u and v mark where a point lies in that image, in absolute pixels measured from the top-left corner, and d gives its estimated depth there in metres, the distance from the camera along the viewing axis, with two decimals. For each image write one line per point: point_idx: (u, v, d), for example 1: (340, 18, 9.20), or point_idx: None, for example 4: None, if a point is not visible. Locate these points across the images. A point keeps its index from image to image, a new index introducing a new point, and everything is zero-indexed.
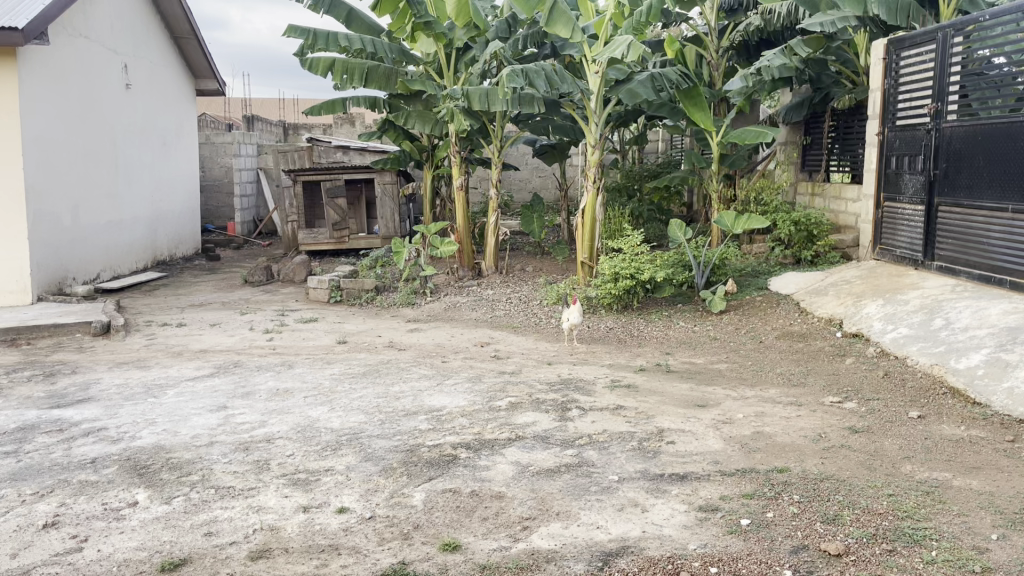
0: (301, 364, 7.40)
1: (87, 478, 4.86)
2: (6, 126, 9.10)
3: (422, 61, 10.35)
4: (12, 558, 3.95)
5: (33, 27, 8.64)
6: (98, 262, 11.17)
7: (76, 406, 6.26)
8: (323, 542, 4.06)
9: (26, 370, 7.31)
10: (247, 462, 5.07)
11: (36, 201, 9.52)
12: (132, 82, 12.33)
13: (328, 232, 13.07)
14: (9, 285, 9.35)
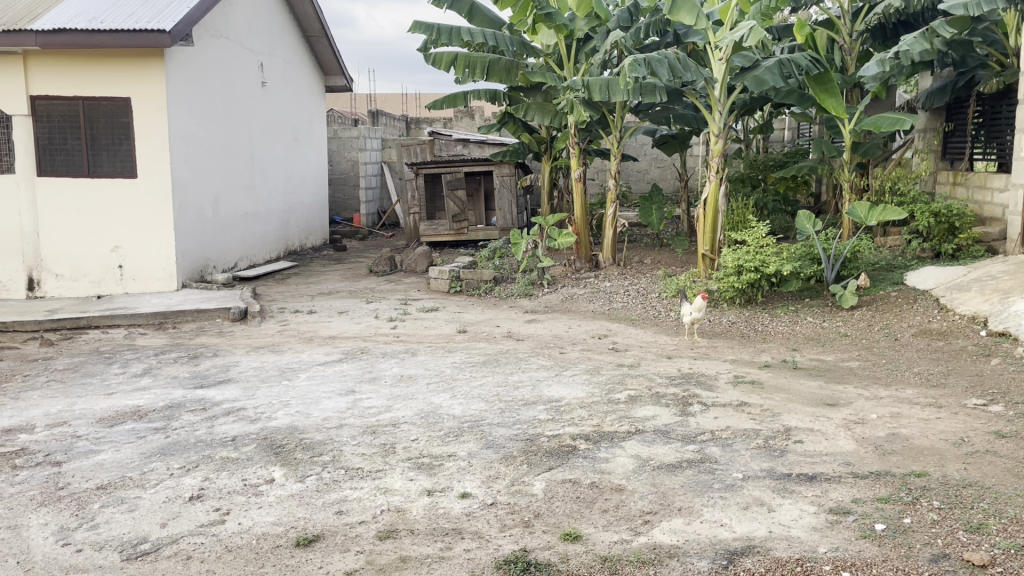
0: (424, 352, 7.60)
1: (228, 454, 5.16)
2: (155, 124, 9.73)
3: (542, 53, 10.35)
4: (162, 527, 4.24)
5: (178, 29, 9.21)
6: (236, 251, 11.81)
7: (217, 387, 6.66)
8: (447, 526, 4.16)
9: (173, 352, 7.81)
10: (375, 445, 5.25)
11: (182, 195, 10.15)
12: (268, 80, 12.92)
13: (447, 223, 13.26)
14: (157, 272, 10.04)
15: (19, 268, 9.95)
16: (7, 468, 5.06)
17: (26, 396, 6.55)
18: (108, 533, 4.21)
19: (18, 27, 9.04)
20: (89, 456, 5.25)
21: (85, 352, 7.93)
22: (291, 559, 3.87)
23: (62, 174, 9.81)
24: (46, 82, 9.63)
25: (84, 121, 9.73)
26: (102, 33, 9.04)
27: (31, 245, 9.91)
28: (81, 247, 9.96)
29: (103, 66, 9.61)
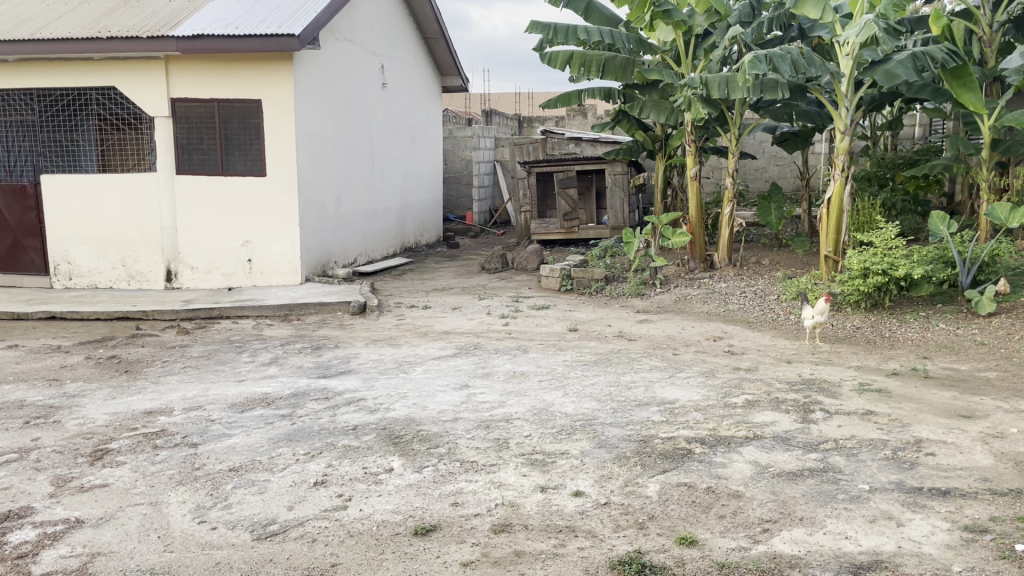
0: (535, 349, 7.64)
1: (349, 443, 5.36)
2: (284, 124, 10.18)
3: (659, 49, 10.21)
4: (290, 509, 4.45)
5: (306, 33, 9.60)
6: (355, 247, 12.21)
7: (339, 377, 6.93)
8: (560, 523, 4.18)
9: (297, 343, 8.16)
10: (488, 439, 5.34)
11: (307, 192, 10.59)
12: (388, 81, 13.30)
13: (559, 222, 13.27)
14: (283, 265, 10.52)
15: (158, 261, 10.62)
16: (149, 448, 5.42)
17: (165, 381, 7.00)
18: (240, 513, 4.44)
19: (160, 33, 9.62)
20: (223, 439, 5.56)
21: (217, 340, 8.39)
22: (409, 547, 3.98)
23: (198, 172, 10.38)
24: (184, 85, 10.19)
25: (219, 121, 10.26)
26: (236, 38, 9.51)
27: (169, 239, 10.55)
28: (214, 241, 10.53)
29: (237, 69, 10.11)
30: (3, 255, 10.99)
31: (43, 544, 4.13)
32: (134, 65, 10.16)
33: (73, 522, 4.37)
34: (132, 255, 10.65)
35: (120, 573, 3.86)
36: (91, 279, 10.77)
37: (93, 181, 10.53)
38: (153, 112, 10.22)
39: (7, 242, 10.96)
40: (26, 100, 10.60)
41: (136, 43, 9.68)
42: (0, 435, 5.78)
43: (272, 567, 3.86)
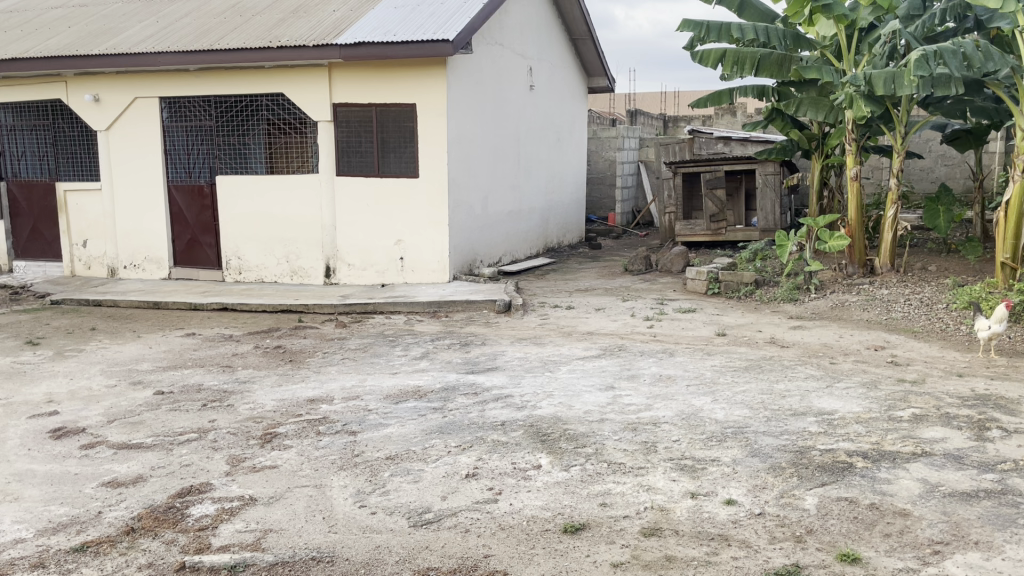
0: (682, 353, 7.52)
1: (499, 438, 5.47)
2: (436, 127, 10.51)
3: (818, 45, 9.80)
4: (443, 499, 4.60)
5: (460, 38, 9.89)
6: (500, 247, 12.44)
7: (487, 373, 7.09)
8: (712, 530, 4.11)
9: (447, 339, 8.41)
10: (636, 442, 5.30)
11: (456, 192, 10.89)
12: (535, 83, 13.47)
13: (705, 223, 12.97)
14: (432, 264, 10.88)
15: (318, 257, 11.23)
16: (313, 434, 5.75)
17: (326, 371, 7.41)
18: (397, 499, 4.63)
19: (325, 41, 10.17)
20: (379, 428, 5.81)
21: (372, 334, 8.78)
22: (560, 544, 4.03)
23: (356, 174, 10.89)
24: (345, 90, 10.70)
25: (376, 125, 10.72)
26: (394, 44, 9.92)
27: (329, 236, 11.13)
28: (369, 240, 11.02)
29: (394, 75, 10.53)
30: (182, 250, 11.92)
31: (221, 518, 4.47)
32: (301, 72, 10.78)
33: (248, 500, 4.70)
34: (295, 252, 11.32)
35: (290, 549, 4.11)
36: (258, 274, 11.54)
37: (261, 182, 11.26)
38: (317, 116, 10.81)
39: (185, 238, 11.87)
40: (204, 106, 11.46)
41: (302, 52, 10.27)
42: (182, 415, 6.29)
43: (428, 554, 4.00)
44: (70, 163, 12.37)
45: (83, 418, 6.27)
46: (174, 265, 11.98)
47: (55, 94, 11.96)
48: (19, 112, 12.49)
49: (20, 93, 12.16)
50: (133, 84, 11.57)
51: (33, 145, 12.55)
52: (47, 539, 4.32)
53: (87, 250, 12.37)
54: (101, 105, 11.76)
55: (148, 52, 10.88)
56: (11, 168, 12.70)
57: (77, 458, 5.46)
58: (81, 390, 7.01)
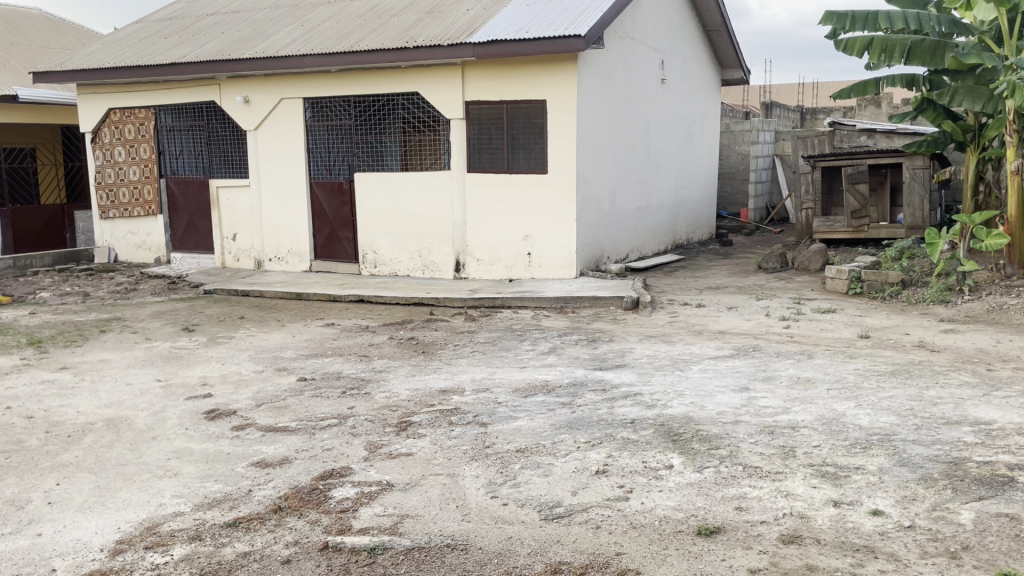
0: (822, 355, 7.21)
1: (629, 436, 5.43)
2: (566, 123, 10.51)
3: (976, 30, 9.17)
4: (573, 495, 4.61)
5: (591, 34, 9.88)
6: (628, 244, 12.31)
7: (615, 370, 7.05)
8: (857, 541, 3.92)
9: (574, 335, 8.41)
10: (773, 445, 5.13)
11: (585, 188, 10.87)
12: (667, 77, 13.24)
13: (846, 220, 12.39)
14: (559, 260, 10.90)
15: (449, 252, 11.48)
16: (445, 424, 5.89)
17: (456, 363, 7.57)
18: (527, 492, 4.68)
19: (460, 40, 10.38)
20: (509, 421, 5.88)
21: (500, 328, 8.90)
22: (693, 546, 3.95)
23: (487, 170, 11.05)
24: (477, 88, 10.87)
25: (507, 122, 10.84)
26: (526, 41, 10.01)
27: (459, 231, 11.35)
28: (498, 235, 11.16)
29: (525, 72, 10.61)
30: (322, 244, 12.47)
31: (361, 502, 4.65)
32: (435, 71, 11.04)
33: (385, 485, 4.87)
34: (427, 247, 11.63)
35: (426, 535, 4.23)
36: (392, 268, 11.93)
37: (396, 179, 11.62)
38: (450, 114, 11.04)
39: (325, 233, 12.41)
40: (344, 106, 11.93)
41: (437, 51, 10.53)
42: (323, 401, 6.59)
43: (559, 548, 4.02)
44: (222, 160, 13.13)
45: (234, 401, 6.68)
46: (314, 258, 12.55)
47: (210, 97, 12.76)
48: (177, 114, 13.37)
49: (179, 96, 13.04)
50: (279, 86, 12.19)
51: (189, 144, 13.41)
52: (204, 513, 4.62)
53: (237, 243, 13.15)
54: (251, 106, 12.46)
55: (294, 55, 11.44)
56: (169, 166, 13.58)
57: (229, 439, 5.81)
58: (231, 375, 7.47)
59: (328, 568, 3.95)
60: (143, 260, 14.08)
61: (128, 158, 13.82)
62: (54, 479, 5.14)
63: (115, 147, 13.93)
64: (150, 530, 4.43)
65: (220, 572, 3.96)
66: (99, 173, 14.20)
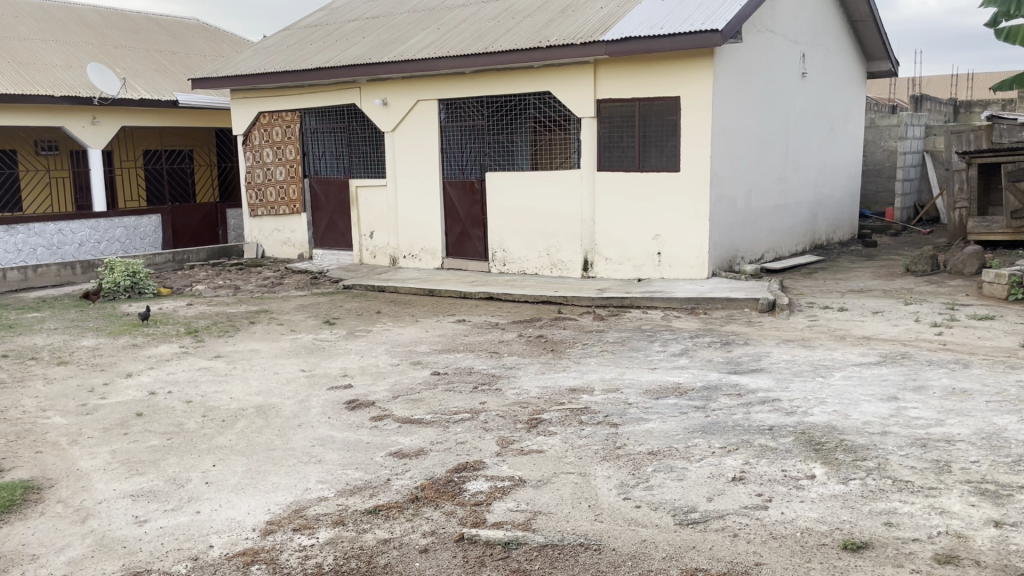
0: (979, 364, 6.73)
1: (767, 442, 5.26)
2: (699, 120, 10.30)
3: None
4: (709, 501, 4.51)
5: (729, 28, 9.63)
6: (764, 243, 11.92)
7: (751, 374, 6.84)
8: (1022, 565, 3.65)
9: (707, 337, 8.22)
10: (925, 459, 4.84)
11: (719, 186, 10.60)
12: (808, 71, 12.74)
13: (1005, 220, 11.52)
14: (691, 259, 10.68)
15: (578, 251, 11.48)
16: (576, 422, 5.89)
17: (586, 362, 7.56)
18: (661, 495, 4.61)
19: (593, 39, 10.38)
20: (641, 423, 5.82)
21: (630, 328, 8.81)
22: (839, 561, 3.79)
23: (617, 169, 10.97)
24: (610, 87, 10.83)
25: (639, 120, 10.73)
26: (660, 38, 9.90)
27: (588, 230, 11.34)
28: (628, 234, 11.06)
29: (659, 68, 10.46)
30: (454, 241, 12.74)
31: (494, 496, 4.72)
32: (567, 70, 11.07)
33: (518, 480, 4.92)
34: (556, 246, 11.67)
35: (559, 533, 4.25)
36: (521, 266, 12.06)
37: (527, 178, 11.73)
38: (581, 113, 11.04)
39: (457, 231, 12.68)
40: (478, 106, 12.15)
41: (570, 50, 10.56)
42: (456, 396, 6.74)
43: (695, 554, 3.94)
44: (361, 161, 13.67)
45: (372, 392, 6.94)
46: (446, 256, 12.84)
47: (350, 100, 13.29)
48: (321, 117, 14.01)
49: (322, 99, 13.66)
50: (415, 88, 12.55)
51: (332, 146, 14.03)
52: (346, 499, 4.82)
53: (373, 240, 13.64)
54: (389, 108, 12.89)
55: (431, 58, 11.75)
56: (312, 167, 14.26)
57: (368, 428, 6.04)
58: (369, 366, 7.76)
59: (465, 559, 4.03)
60: (287, 256, 14.84)
61: (275, 159, 14.60)
62: (210, 461, 5.49)
63: (263, 148, 14.74)
64: (297, 513, 4.65)
65: (363, 557, 4.11)
66: (249, 173, 15.08)
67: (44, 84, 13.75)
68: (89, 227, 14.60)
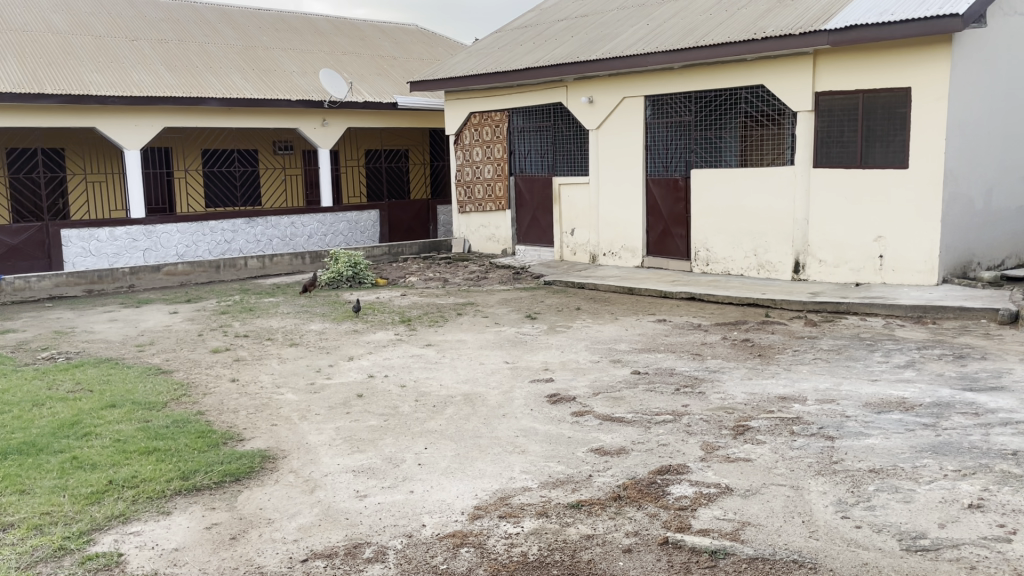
0: None
1: (1009, 469, 4.73)
2: (933, 112, 9.45)
3: None
4: (940, 528, 4.12)
5: (973, 10, 8.78)
6: (1005, 248, 10.74)
7: (990, 393, 6.17)
8: None
9: (937, 349, 7.54)
10: None
11: (954, 184, 9.68)
12: None
13: None
14: (918, 264, 9.84)
15: (788, 252, 10.95)
16: (787, 432, 5.60)
17: (797, 369, 7.18)
18: (885, 518, 4.27)
19: (814, 29, 9.88)
20: (860, 437, 5.43)
21: (847, 336, 8.26)
22: None
23: (836, 165, 10.34)
24: (830, 79, 10.22)
25: (863, 113, 10.02)
26: (891, 25, 9.23)
27: (800, 231, 10.77)
28: (846, 235, 10.38)
29: (888, 57, 9.72)
30: (656, 240, 12.56)
31: (700, 502, 4.59)
32: (784, 62, 10.57)
33: (724, 488, 4.75)
34: (764, 246, 11.20)
35: (770, 547, 4.05)
36: (726, 266, 11.68)
37: (735, 175, 11.33)
38: (797, 106, 10.50)
39: (659, 229, 12.48)
40: (685, 102, 11.89)
41: (789, 42, 10.12)
42: (658, 396, 6.63)
43: None
44: (566, 159, 13.84)
45: (573, 387, 6.99)
46: (647, 255, 12.69)
47: (557, 98, 13.49)
48: (527, 115, 14.33)
49: (530, 99, 13.96)
50: (622, 85, 12.50)
51: (537, 144, 14.31)
52: (549, 491, 4.88)
53: (575, 237, 13.76)
54: (595, 106, 12.94)
55: (641, 54, 11.67)
56: (518, 165, 14.64)
57: (570, 423, 6.09)
58: (571, 362, 7.84)
59: (670, 563, 3.95)
60: (492, 251, 15.31)
61: (484, 157, 15.11)
62: (423, 444, 5.77)
63: (473, 147, 15.31)
64: (503, 501, 4.78)
65: (567, 550, 4.15)
66: (459, 171, 15.71)
67: (283, 89, 15.11)
68: (317, 221, 15.88)
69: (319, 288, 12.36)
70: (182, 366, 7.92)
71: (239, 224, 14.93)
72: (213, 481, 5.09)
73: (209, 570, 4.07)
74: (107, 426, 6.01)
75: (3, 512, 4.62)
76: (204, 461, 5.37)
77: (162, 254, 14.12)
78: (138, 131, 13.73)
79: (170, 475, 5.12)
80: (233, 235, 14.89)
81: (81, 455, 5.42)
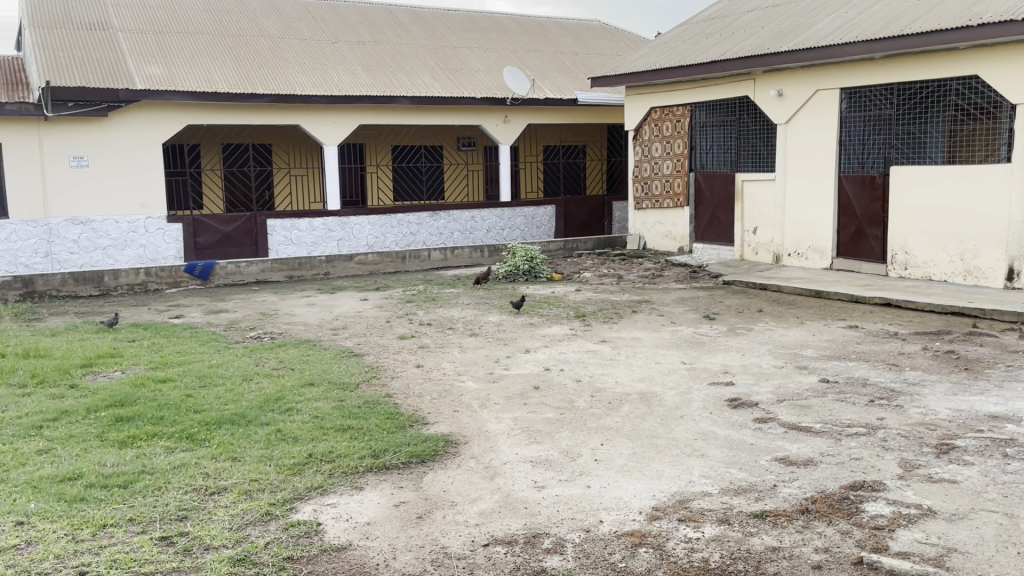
0: None
1: None
2: None
3: None
4: None
5: None
6: None
7: None
8: None
9: None
10: None
11: None
12: None
13: None
14: None
15: (1000, 258, 9.99)
16: (999, 455, 5.11)
17: (1010, 387, 6.52)
18: None
19: None
20: None
21: None
22: None
23: None
24: None
25: None
26: None
27: (1016, 235, 9.79)
28: None
29: None
30: (847, 241, 11.85)
31: (898, 523, 4.28)
32: (1003, 49, 9.61)
33: (927, 510, 4.40)
34: (972, 250, 10.30)
35: None
36: (926, 271, 10.84)
37: (942, 173, 10.47)
38: (1017, 99, 9.51)
39: (851, 230, 11.76)
40: (886, 95, 11.11)
41: (1010, 28, 9.20)
42: (850, 407, 6.25)
43: None
44: (751, 155, 13.35)
45: (756, 392, 6.73)
46: (836, 256, 12.00)
47: (744, 92, 13.04)
48: (711, 110, 13.95)
49: (715, 93, 13.57)
50: (816, 77, 11.88)
51: (720, 139, 13.90)
52: (731, 498, 4.73)
53: (757, 236, 13.24)
54: (784, 99, 12.40)
55: (837, 44, 11.03)
56: (699, 160, 14.32)
57: (752, 429, 5.87)
58: (752, 366, 7.55)
59: None
60: (668, 248, 15.03)
61: (665, 153, 14.85)
62: (599, 440, 5.76)
63: (653, 143, 15.09)
64: (682, 504, 4.68)
65: (751, 561, 4.00)
66: (638, 167, 15.53)
67: (468, 87, 15.56)
68: (496, 216, 16.30)
69: (498, 281, 12.66)
70: (372, 350, 8.37)
71: (424, 217, 15.58)
72: (401, 461, 5.35)
73: (398, 546, 4.27)
74: (306, 403, 6.46)
75: (219, 475, 5.09)
76: (393, 442, 5.64)
77: (354, 244, 15.03)
78: (335, 128, 14.65)
79: (363, 453, 5.43)
80: (418, 228, 15.58)
81: (284, 429, 5.85)
